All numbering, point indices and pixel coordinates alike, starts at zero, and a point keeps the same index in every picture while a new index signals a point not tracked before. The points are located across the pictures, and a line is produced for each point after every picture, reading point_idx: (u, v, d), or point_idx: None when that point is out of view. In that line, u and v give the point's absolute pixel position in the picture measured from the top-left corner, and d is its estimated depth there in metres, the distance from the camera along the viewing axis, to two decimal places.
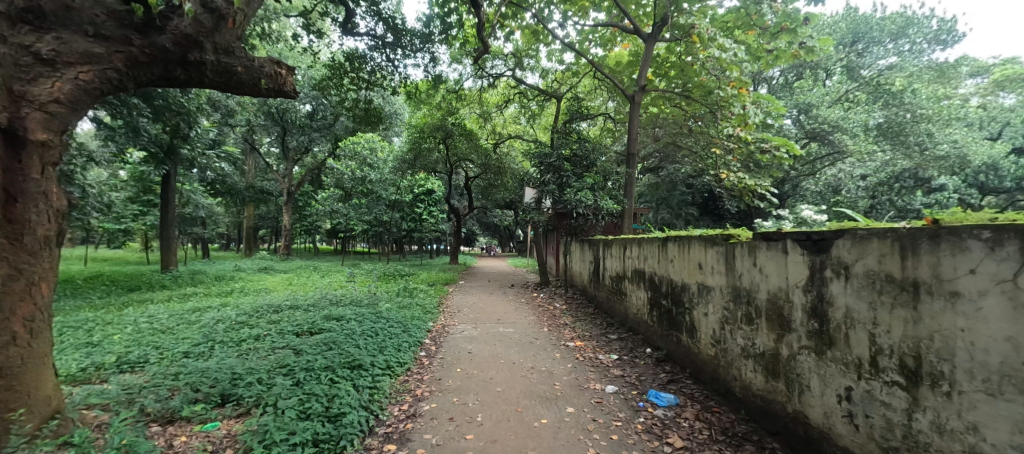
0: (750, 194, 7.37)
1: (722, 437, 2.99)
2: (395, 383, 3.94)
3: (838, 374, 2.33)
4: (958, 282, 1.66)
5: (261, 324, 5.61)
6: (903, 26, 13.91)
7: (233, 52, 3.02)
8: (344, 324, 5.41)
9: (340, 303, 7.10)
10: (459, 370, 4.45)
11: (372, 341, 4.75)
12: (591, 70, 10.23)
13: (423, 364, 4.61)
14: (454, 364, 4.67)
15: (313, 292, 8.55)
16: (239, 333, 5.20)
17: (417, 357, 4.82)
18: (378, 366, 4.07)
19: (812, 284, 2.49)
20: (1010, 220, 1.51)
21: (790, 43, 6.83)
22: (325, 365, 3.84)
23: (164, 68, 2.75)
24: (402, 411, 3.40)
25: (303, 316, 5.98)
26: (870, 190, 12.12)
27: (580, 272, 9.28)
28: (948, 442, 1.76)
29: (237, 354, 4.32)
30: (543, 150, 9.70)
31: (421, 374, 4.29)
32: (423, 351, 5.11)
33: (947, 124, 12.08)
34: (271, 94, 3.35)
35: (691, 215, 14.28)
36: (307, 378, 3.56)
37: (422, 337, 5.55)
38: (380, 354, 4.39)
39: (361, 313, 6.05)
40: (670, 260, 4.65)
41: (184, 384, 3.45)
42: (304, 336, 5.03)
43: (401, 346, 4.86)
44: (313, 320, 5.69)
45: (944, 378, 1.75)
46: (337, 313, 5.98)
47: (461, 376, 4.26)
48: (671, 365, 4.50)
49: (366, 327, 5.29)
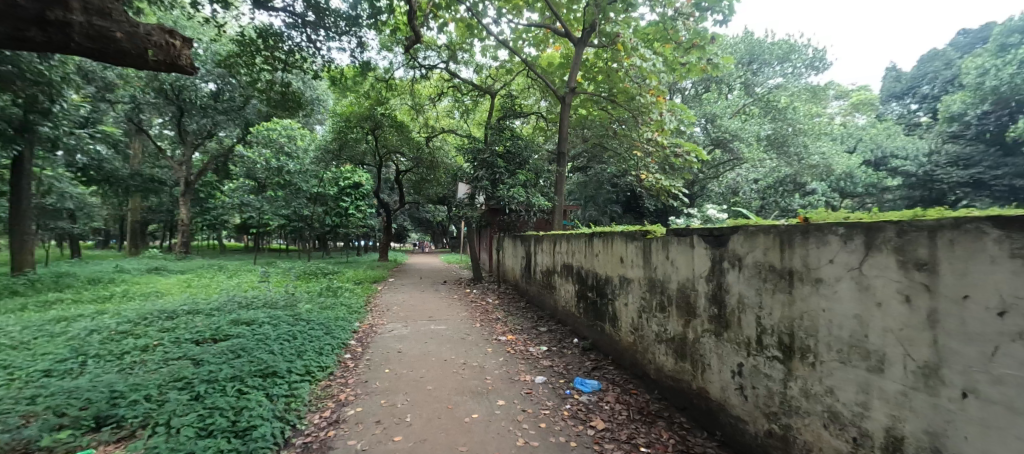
0: (665, 194, 8.12)
1: (638, 416, 3.28)
2: (316, 389, 3.77)
3: (732, 352, 2.68)
4: (822, 270, 2.00)
5: (149, 333, 4.98)
6: (787, 52, 15.60)
7: (109, 15, 2.70)
8: (255, 329, 5.01)
9: (250, 305, 6.54)
10: (388, 370, 4.37)
11: (289, 345, 4.46)
12: (524, 69, 10.44)
13: (348, 367, 4.44)
14: (383, 364, 4.57)
15: (216, 295, 7.73)
16: (119, 345, 4.56)
17: (340, 359, 4.63)
18: (295, 372, 3.85)
19: (714, 274, 2.83)
20: (856, 219, 1.86)
21: (699, 58, 7.62)
22: (232, 375, 3.55)
23: (12, 26, 2.42)
24: (323, 418, 3.27)
25: (204, 322, 5.41)
26: (761, 192, 14.02)
27: (513, 267, 9.46)
28: (812, 404, 2.12)
29: (117, 370, 3.80)
30: (476, 146, 9.75)
31: (345, 377, 4.13)
32: (347, 353, 4.92)
33: (817, 138, 13.95)
34: (161, 68, 3.03)
35: (615, 213, 15.20)
36: (209, 390, 3.27)
37: (347, 338, 5.34)
38: (298, 359, 4.15)
39: (276, 316, 5.66)
40: (596, 254, 4.94)
41: (43, 409, 2.97)
42: (206, 344, 4.58)
43: (323, 349, 4.64)
44: (217, 326, 5.18)
45: (810, 351, 2.11)
46: (246, 317, 5.52)
47: (389, 377, 4.18)
48: (596, 354, 4.81)
49: (281, 331, 4.95)
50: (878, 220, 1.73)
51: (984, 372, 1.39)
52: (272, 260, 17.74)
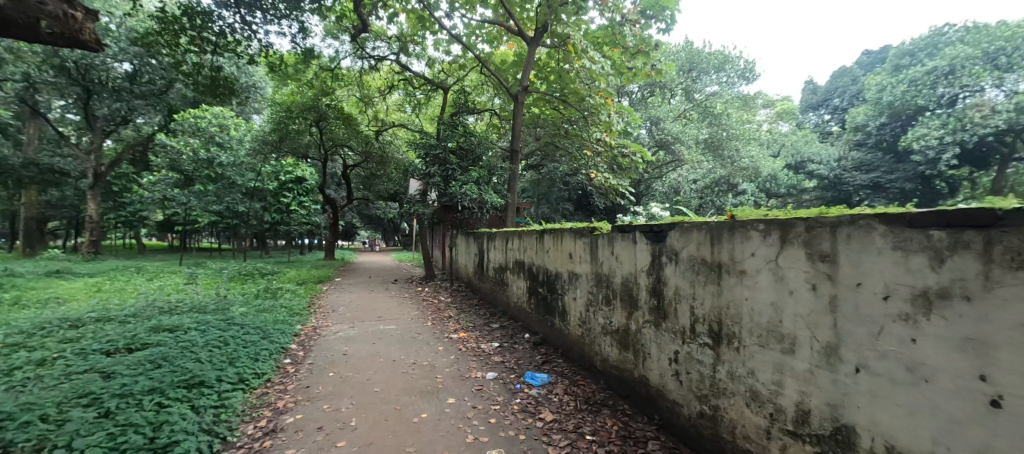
0: (613, 193, 8.49)
1: (585, 406, 3.41)
2: (250, 397, 3.56)
3: (669, 341, 2.87)
4: (745, 262, 2.19)
5: (48, 345, 4.42)
6: (722, 61, 16.53)
7: None
8: (179, 336, 4.61)
9: (174, 310, 6.01)
10: (332, 374, 4.21)
11: (218, 352, 4.16)
12: (477, 65, 10.39)
13: (288, 372, 4.23)
14: (327, 367, 4.40)
15: (132, 301, 7.01)
16: (8, 359, 4.00)
17: (279, 364, 4.39)
18: (225, 381, 3.60)
19: (653, 268, 3.00)
20: (774, 217, 2.06)
21: (644, 64, 7.97)
22: (150, 387, 3.24)
23: None
24: (258, 428, 3.10)
25: (117, 331, 4.89)
26: (700, 191, 14.89)
27: (465, 265, 9.43)
28: (736, 385, 2.31)
29: (4, 388, 3.32)
30: (428, 141, 9.56)
31: (284, 384, 3.93)
32: (287, 357, 4.68)
33: (747, 143, 14.95)
34: (60, 43, 2.72)
35: (566, 210, 15.54)
36: (121, 406, 2.96)
37: (288, 342, 5.08)
38: (230, 367, 3.88)
39: (205, 321, 5.24)
40: (546, 251, 5.05)
41: None
42: (119, 355, 4.14)
43: (259, 355, 4.38)
44: (133, 334, 4.71)
45: (735, 337, 2.30)
46: (168, 324, 5.07)
47: (333, 380, 4.03)
48: (547, 348, 4.93)
49: (210, 337, 4.59)
50: (792, 216, 1.91)
51: (871, 349, 1.60)
52: (202, 260, 16.74)
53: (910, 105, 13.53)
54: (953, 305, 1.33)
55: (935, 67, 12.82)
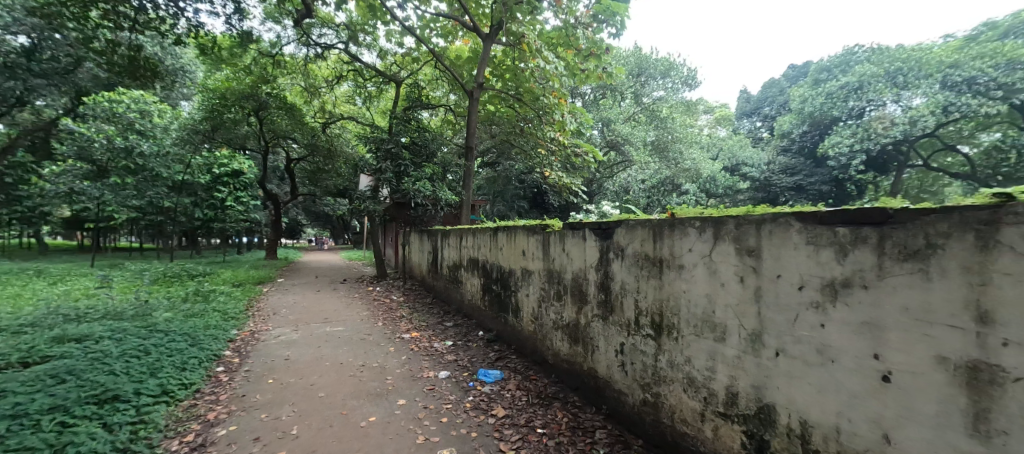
0: (566, 192, 8.69)
1: (536, 400, 3.48)
2: (175, 411, 3.28)
3: (616, 334, 2.99)
4: (683, 258, 2.34)
5: None
6: (667, 68, 16.85)
7: None
8: (89, 346, 4.14)
9: (83, 318, 5.38)
10: (271, 381, 3.98)
11: (137, 362, 3.79)
12: (430, 59, 10.17)
13: (221, 381, 3.95)
14: (266, 374, 4.16)
15: (29, 308, 6.17)
16: None
17: (210, 373, 4.09)
18: (145, 394, 3.29)
19: (601, 264, 3.11)
20: (708, 215, 2.20)
21: (596, 66, 8.22)
22: (51, 406, 2.89)
23: None
24: (184, 443, 2.87)
25: (10, 343, 4.30)
26: (648, 191, 15.50)
27: (419, 263, 9.24)
28: (675, 372, 2.46)
29: None
30: (379, 135, 9.26)
31: (216, 394, 3.67)
32: (220, 365, 4.36)
33: (690, 146, 15.80)
34: None
35: (521, 208, 15.54)
36: (15, 428, 2.61)
37: (221, 349, 4.74)
38: (150, 378, 3.55)
39: (121, 329, 4.75)
40: (500, 248, 5.07)
41: None
42: (11, 371, 3.64)
43: (186, 364, 4.04)
44: (30, 347, 4.15)
45: (674, 329, 2.45)
46: (76, 333, 4.54)
47: (273, 388, 3.82)
48: (500, 344, 4.95)
49: (127, 346, 4.17)
50: (724, 213, 2.06)
51: (789, 334, 1.76)
52: (114, 260, 15.71)
53: (828, 116, 15.12)
54: (853, 293, 1.50)
55: (847, 82, 14.25)
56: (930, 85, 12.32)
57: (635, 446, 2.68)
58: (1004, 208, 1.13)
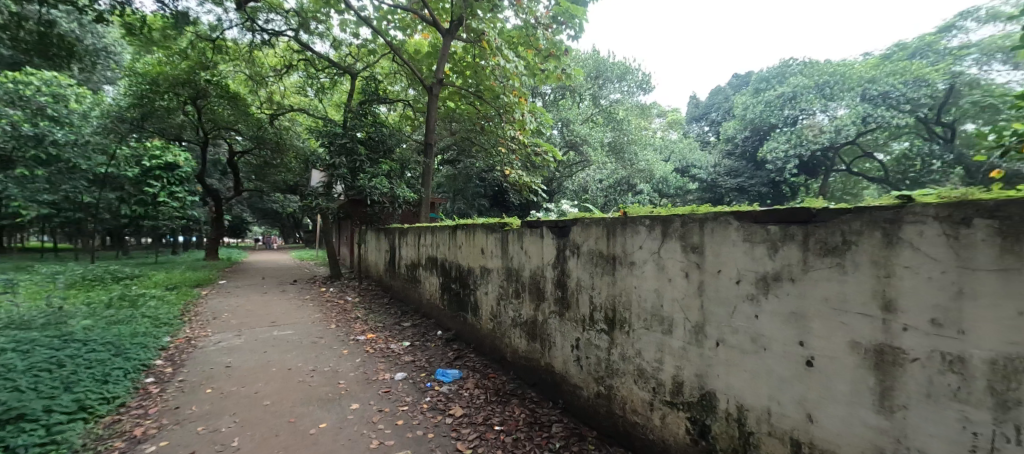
0: (526, 190, 8.78)
1: (494, 398, 3.50)
2: (95, 429, 2.98)
3: (572, 330, 3.06)
4: (634, 255, 2.43)
5: None
6: (623, 72, 17.26)
7: None
8: None
9: None
10: (210, 390, 3.73)
11: (47, 377, 3.40)
12: (388, 52, 9.89)
13: (151, 394, 3.64)
14: (204, 384, 3.89)
15: None
16: None
17: (139, 385, 3.76)
18: (57, 412, 2.96)
19: (558, 262, 3.17)
20: (658, 214, 2.30)
21: (556, 67, 8.30)
22: None
23: None
24: None
25: None
26: (605, 191, 15.88)
27: (375, 262, 8.99)
28: (626, 365, 2.56)
29: None
30: (333, 129, 8.89)
31: (145, 408, 3.37)
32: (150, 376, 4.02)
33: (644, 148, 16.40)
34: None
35: (482, 207, 15.19)
36: None
37: (151, 358, 4.36)
38: (64, 393, 3.20)
39: (29, 339, 4.24)
40: (459, 246, 5.04)
41: None
42: None
43: (108, 376, 3.68)
44: None
45: (625, 323, 2.54)
46: None
47: (212, 398, 3.58)
48: (459, 343, 4.93)
49: (35, 358, 3.73)
50: (672, 212, 2.16)
51: (727, 325, 1.88)
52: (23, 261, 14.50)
53: (767, 122, 16.18)
54: (782, 286, 1.63)
55: (783, 92, 15.40)
56: (853, 98, 13.63)
57: (589, 438, 2.76)
58: (907, 208, 1.27)
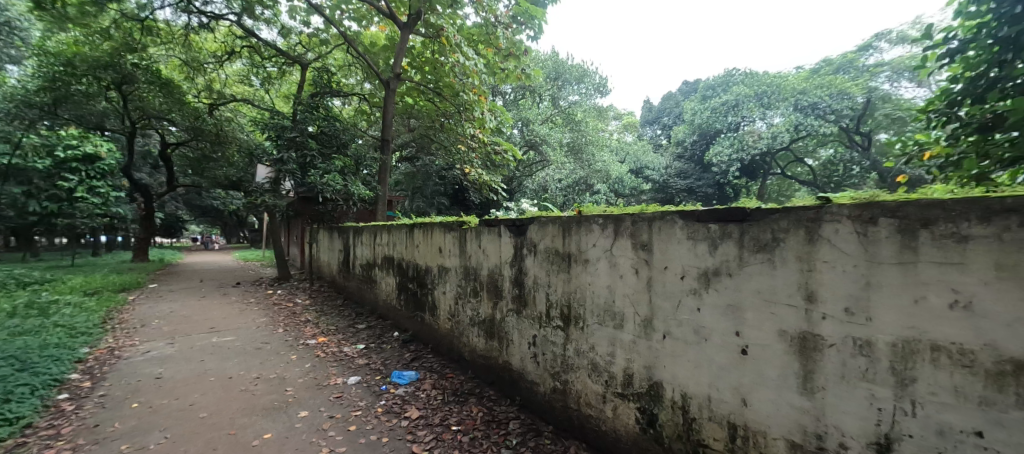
0: (485, 189, 8.79)
1: (451, 398, 3.47)
2: None
3: (529, 327, 3.10)
4: (588, 253, 2.50)
5: None
6: (581, 75, 17.64)
7: None
8: None
9: None
10: (136, 405, 3.43)
11: None
12: (341, 43, 9.51)
13: (64, 412, 3.29)
14: (130, 398, 3.57)
15: None
16: None
17: (49, 403, 3.39)
18: None
19: (516, 260, 3.20)
20: (611, 213, 2.37)
21: (516, 67, 8.23)
22: None
23: None
24: None
25: None
26: (564, 190, 16.12)
27: (328, 262, 8.64)
28: (581, 360, 2.63)
29: None
30: (280, 122, 8.42)
31: (57, 428, 3.05)
32: (64, 393, 3.63)
33: (601, 149, 16.82)
34: None
35: (442, 205, 14.87)
36: None
37: (65, 372, 3.95)
38: None
39: None
40: (416, 246, 4.94)
41: None
42: None
43: (9, 395, 3.29)
44: None
45: (580, 319, 2.61)
46: None
47: (139, 413, 3.29)
48: (416, 344, 4.85)
49: None
50: (624, 211, 2.24)
51: (673, 319, 1.98)
52: None
53: (712, 128, 17.12)
54: (722, 280, 1.74)
55: (727, 100, 16.43)
56: (787, 107, 14.59)
57: (546, 432, 2.81)
58: (826, 208, 1.40)
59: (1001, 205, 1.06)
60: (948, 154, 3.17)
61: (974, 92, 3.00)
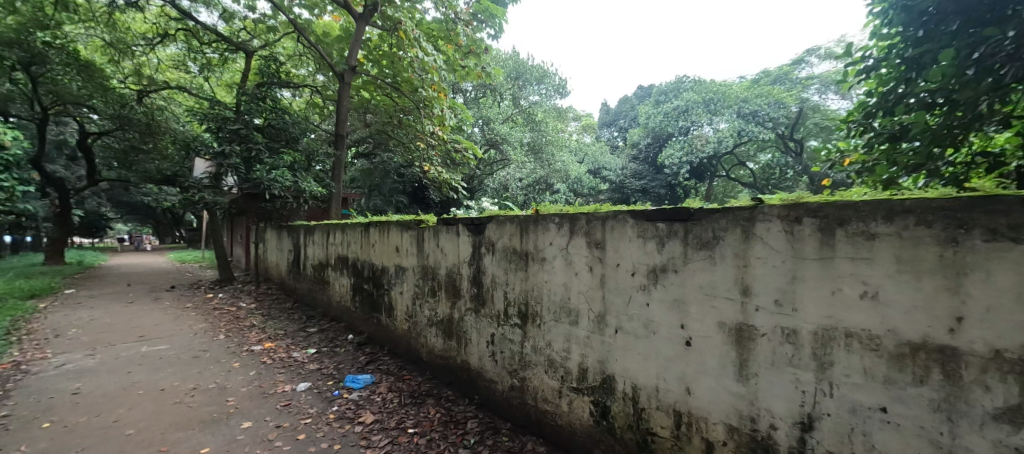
0: (445, 187, 8.70)
1: (408, 400, 3.41)
2: None
3: (487, 326, 3.11)
4: (545, 251, 2.55)
5: None
6: (541, 76, 17.81)
7: None
8: None
9: None
10: (48, 425, 3.09)
11: None
12: (290, 31, 9.03)
13: None
14: (41, 417, 3.21)
15: None
16: None
17: None
18: None
19: (474, 259, 3.19)
20: (567, 213, 2.42)
21: (476, 65, 8.08)
22: None
23: None
24: None
25: None
26: (525, 189, 16.20)
27: (276, 263, 8.18)
28: (537, 357, 2.67)
29: None
30: (221, 113, 7.88)
31: None
32: None
33: (561, 149, 17.04)
34: None
35: (401, 204, 14.43)
36: None
37: None
38: None
39: None
40: (372, 245, 4.81)
41: None
42: None
43: None
44: None
45: (537, 316, 2.66)
46: None
47: (52, 433, 2.97)
48: (372, 347, 4.71)
49: None
50: (578, 210, 2.30)
51: (625, 314, 2.07)
52: None
53: (665, 131, 17.85)
54: (668, 277, 1.84)
55: (678, 105, 16.91)
56: (731, 114, 15.43)
57: (503, 430, 2.84)
58: (759, 209, 1.52)
59: (901, 206, 1.19)
60: (864, 160, 3.51)
61: (887, 104, 3.23)
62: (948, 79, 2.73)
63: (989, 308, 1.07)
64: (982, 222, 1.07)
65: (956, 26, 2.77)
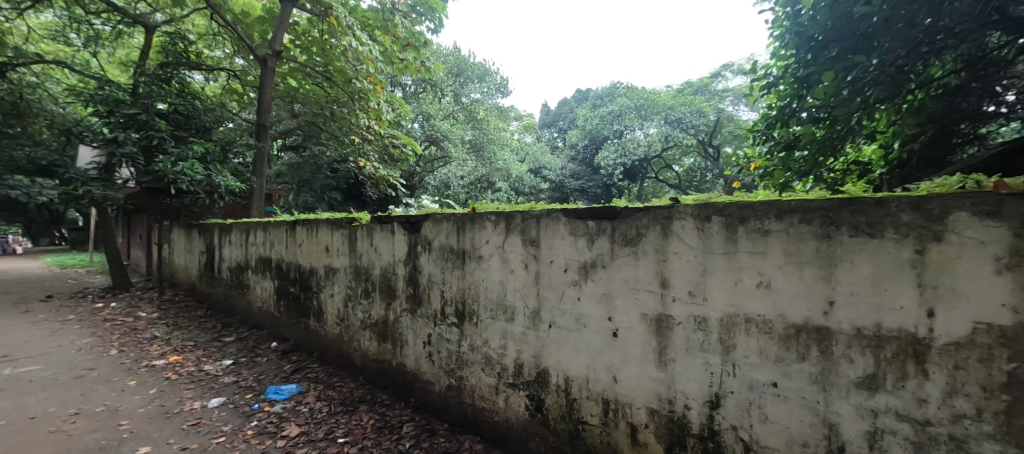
0: (383, 184, 8.37)
1: (339, 408, 3.25)
2: None
3: (423, 326, 3.06)
4: (481, 249, 2.56)
5: None
6: (482, 73, 17.72)
7: None
8: None
9: None
10: None
11: None
12: (202, 7, 8.13)
13: None
14: None
15: None
16: None
17: None
18: None
19: (409, 258, 3.12)
20: (503, 212, 2.45)
21: (415, 58, 7.79)
22: None
23: None
24: None
25: None
26: (466, 187, 16.06)
27: (186, 266, 7.35)
28: (474, 354, 2.68)
29: None
30: (113, 95, 6.89)
31: None
32: None
33: (502, 148, 17.05)
34: None
35: (335, 201, 13.35)
36: None
37: None
38: None
39: None
40: (299, 245, 4.49)
41: None
42: None
43: None
44: None
45: (473, 314, 2.66)
46: None
47: None
48: (299, 354, 4.41)
49: None
50: (514, 209, 2.34)
51: (557, 309, 2.14)
52: None
53: (601, 133, 18.58)
54: (597, 272, 1.94)
55: (613, 109, 17.47)
56: (660, 120, 16.37)
57: (440, 431, 2.80)
58: (675, 208, 1.65)
59: (788, 206, 1.36)
60: (766, 165, 3.96)
61: (784, 117, 3.67)
62: (829, 97, 3.17)
63: (853, 293, 1.26)
64: (848, 220, 1.26)
65: (836, 52, 3.19)
